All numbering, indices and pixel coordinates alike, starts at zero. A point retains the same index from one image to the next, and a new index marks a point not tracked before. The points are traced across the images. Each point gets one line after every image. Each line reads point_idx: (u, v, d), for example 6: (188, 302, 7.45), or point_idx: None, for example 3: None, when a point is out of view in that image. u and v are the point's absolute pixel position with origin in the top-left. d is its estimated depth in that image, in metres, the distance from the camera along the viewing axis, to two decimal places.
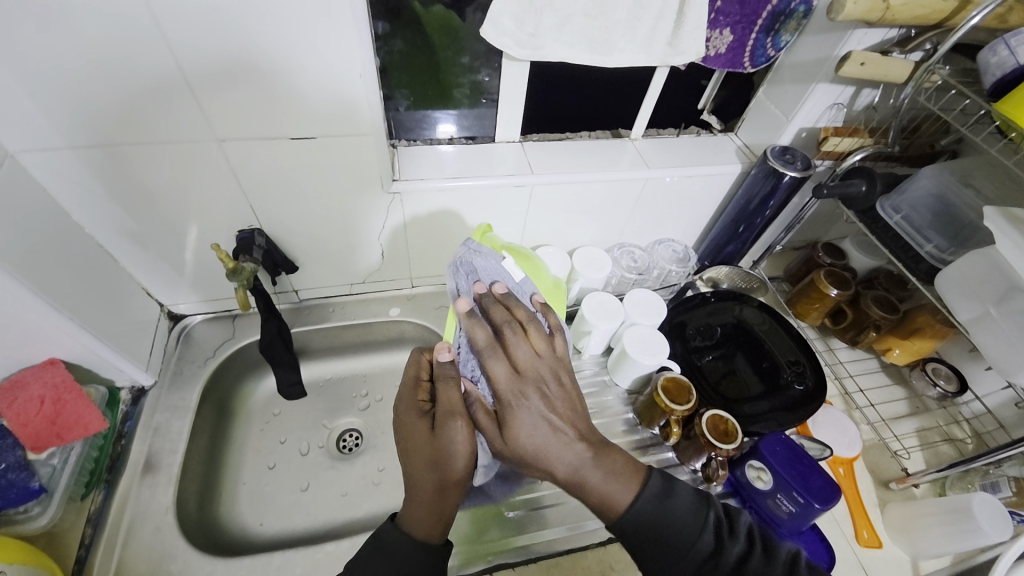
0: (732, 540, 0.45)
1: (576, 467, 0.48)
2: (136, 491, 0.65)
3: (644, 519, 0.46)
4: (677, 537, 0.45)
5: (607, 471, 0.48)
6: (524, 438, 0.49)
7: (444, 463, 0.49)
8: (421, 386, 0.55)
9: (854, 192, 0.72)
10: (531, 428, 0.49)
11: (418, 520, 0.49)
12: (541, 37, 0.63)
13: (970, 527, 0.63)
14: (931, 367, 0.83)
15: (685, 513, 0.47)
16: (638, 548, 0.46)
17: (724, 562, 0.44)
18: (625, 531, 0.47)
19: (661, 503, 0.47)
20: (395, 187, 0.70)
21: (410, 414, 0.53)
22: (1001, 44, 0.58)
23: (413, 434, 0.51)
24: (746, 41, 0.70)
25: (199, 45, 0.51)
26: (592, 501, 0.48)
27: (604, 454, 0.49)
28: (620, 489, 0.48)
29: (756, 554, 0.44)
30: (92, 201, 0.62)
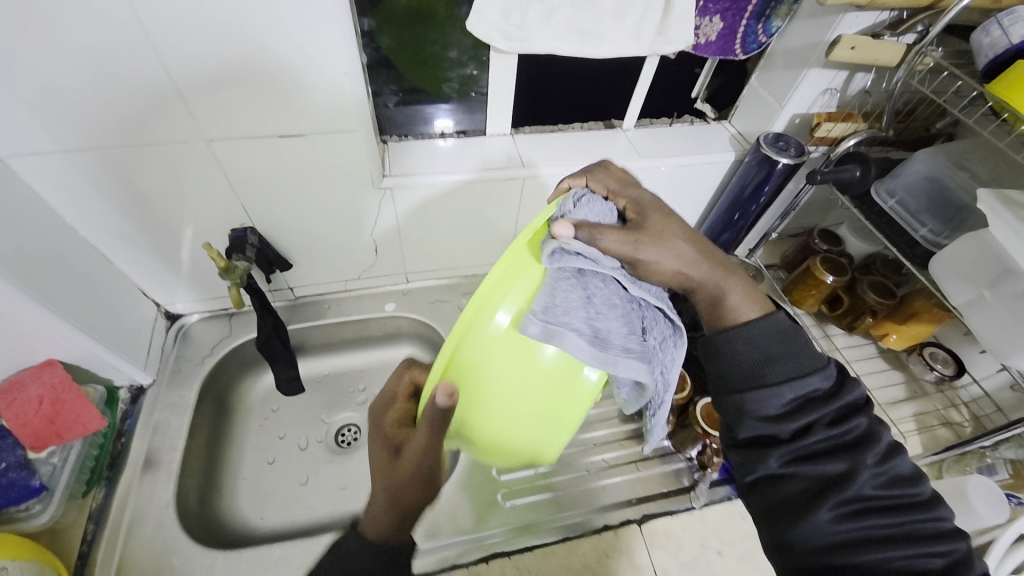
0: (856, 387, 0.44)
1: (705, 270, 0.48)
2: (137, 488, 0.66)
3: (768, 329, 0.46)
4: (791, 363, 0.45)
5: (739, 284, 0.49)
6: (663, 244, 0.46)
7: (396, 486, 0.44)
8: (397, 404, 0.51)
9: (847, 178, 0.71)
10: (674, 237, 0.47)
11: (370, 528, 0.45)
12: (528, 29, 0.62)
13: (965, 509, 0.64)
14: (929, 351, 0.82)
15: (807, 351, 0.46)
16: (746, 360, 0.46)
17: (840, 401, 0.43)
18: (747, 340, 0.46)
19: (785, 329, 0.46)
20: (385, 183, 0.70)
21: (375, 433, 0.49)
22: (994, 25, 0.57)
23: (374, 455, 0.47)
24: (737, 27, 0.70)
25: (183, 45, 0.51)
26: (722, 301, 0.49)
27: (736, 270, 0.50)
28: (746, 303, 0.49)
29: (869, 410, 0.44)
30: (84, 203, 0.62)
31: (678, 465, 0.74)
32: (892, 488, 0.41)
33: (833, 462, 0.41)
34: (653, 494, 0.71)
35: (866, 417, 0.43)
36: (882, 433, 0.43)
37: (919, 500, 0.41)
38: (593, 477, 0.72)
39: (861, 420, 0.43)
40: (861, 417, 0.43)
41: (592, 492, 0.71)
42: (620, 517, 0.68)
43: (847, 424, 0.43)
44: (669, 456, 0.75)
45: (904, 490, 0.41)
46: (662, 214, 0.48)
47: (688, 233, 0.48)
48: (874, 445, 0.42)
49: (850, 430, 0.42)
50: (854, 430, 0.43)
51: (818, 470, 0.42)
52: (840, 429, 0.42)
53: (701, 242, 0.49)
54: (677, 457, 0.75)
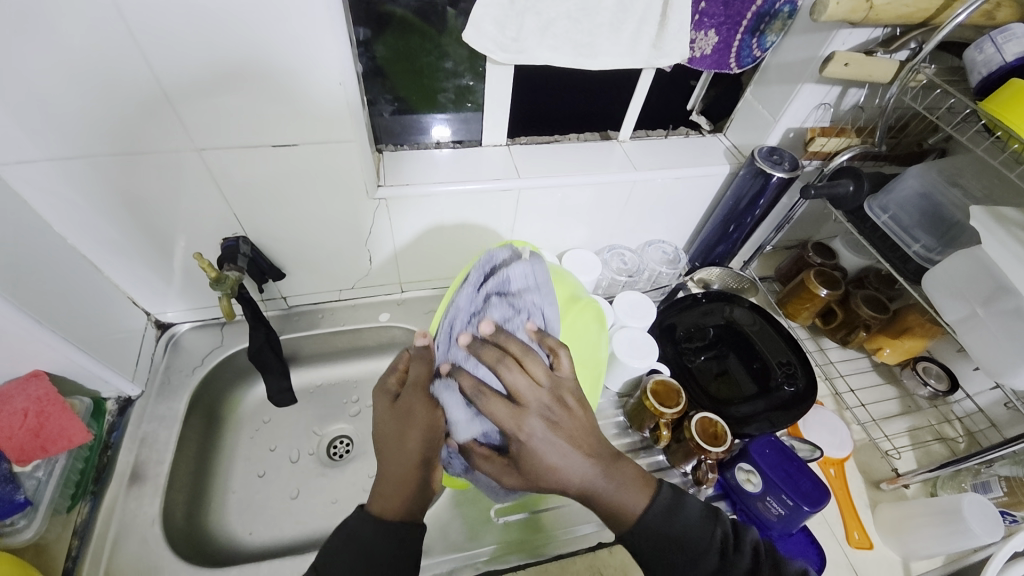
0: (739, 556, 0.45)
1: (593, 476, 0.44)
2: (122, 502, 0.64)
3: (654, 528, 0.45)
4: (682, 551, 0.45)
5: (619, 482, 0.46)
6: (550, 471, 0.44)
7: (406, 434, 0.50)
8: (394, 369, 0.55)
9: (840, 193, 0.72)
10: (561, 457, 0.44)
11: (379, 499, 0.48)
12: (524, 41, 0.62)
13: (960, 528, 0.63)
14: (922, 366, 0.83)
15: (689, 532, 0.46)
16: (644, 556, 0.46)
17: (734, 575, 0.44)
18: (635, 538, 0.45)
19: (671, 510, 0.46)
20: (380, 193, 0.70)
21: (377, 391, 0.53)
22: (988, 43, 0.58)
23: (383, 414, 0.51)
24: (732, 42, 0.70)
25: (176, 55, 0.50)
26: (602, 504, 0.45)
27: (620, 465, 0.46)
28: (636, 496, 0.46)
29: (764, 571, 0.45)
30: (74, 212, 0.62)
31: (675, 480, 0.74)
32: None
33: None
34: None
35: None
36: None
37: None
38: None
39: None
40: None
41: (588, 507, 0.70)
42: (613, 533, 0.68)
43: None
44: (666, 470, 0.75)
45: None
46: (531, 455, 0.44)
47: (579, 441, 0.45)
48: None
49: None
50: None
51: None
52: None
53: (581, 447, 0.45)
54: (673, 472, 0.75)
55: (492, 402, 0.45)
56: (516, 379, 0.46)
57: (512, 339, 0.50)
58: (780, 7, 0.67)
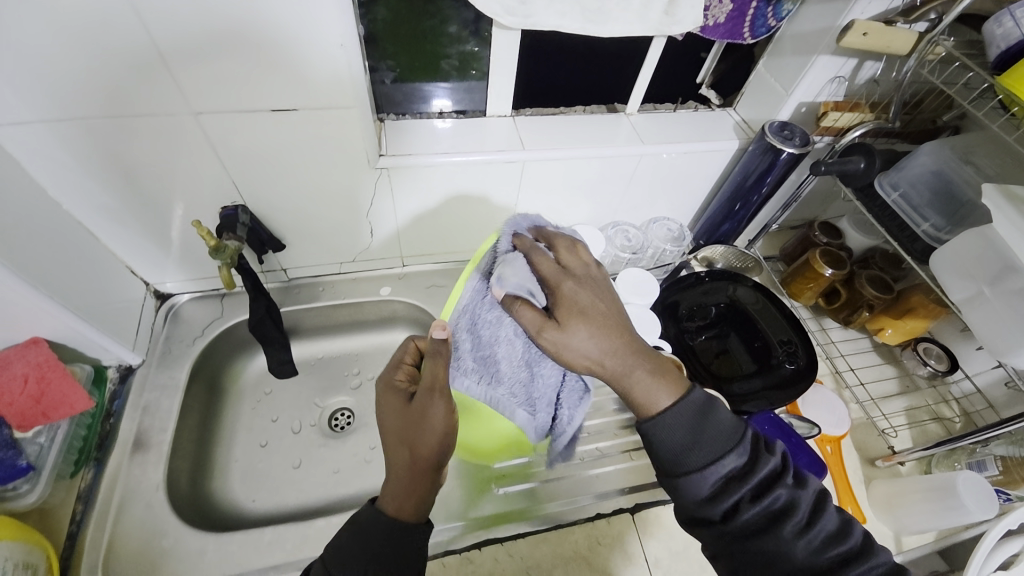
0: (770, 457, 0.44)
1: (619, 356, 0.47)
2: (126, 469, 0.65)
3: (677, 419, 0.44)
4: (707, 443, 0.44)
5: (649, 368, 0.47)
6: (572, 336, 0.47)
7: (417, 436, 0.48)
8: (402, 366, 0.55)
9: (852, 170, 0.69)
10: (583, 329, 0.47)
11: (392, 496, 0.49)
12: (531, 4, 0.60)
13: (953, 504, 0.64)
14: (922, 347, 0.83)
15: (717, 431, 0.44)
16: (664, 450, 0.44)
17: (754, 478, 0.43)
18: (659, 427, 0.45)
19: (697, 412, 0.45)
20: (382, 163, 0.68)
21: (389, 392, 0.52)
22: (1007, 15, 0.56)
23: (392, 413, 0.50)
24: (747, 10, 0.67)
25: (170, 11, 0.48)
26: (630, 394, 0.47)
27: (649, 354, 0.48)
28: (661, 392, 0.46)
29: (788, 477, 0.43)
30: (68, 177, 0.60)
31: None
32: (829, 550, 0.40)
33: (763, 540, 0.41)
34: (645, 484, 0.71)
35: (787, 488, 0.42)
36: (802, 496, 0.43)
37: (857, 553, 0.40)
38: (587, 465, 0.73)
39: (783, 492, 0.42)
40: (781, 488, 0.42)
41: (586, 480, 0.71)
42: (612, 505, 0.69)
43: (768, 499, 0.42)
44: None
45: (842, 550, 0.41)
46: (570, 309, 0.47)
47: (605, 319, 0.48)
48: (794, 515, 0.41)
49: (772, 504, 0.42)
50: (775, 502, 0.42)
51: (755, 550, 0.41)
52: (763, 504, 0.42)
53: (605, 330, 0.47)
54: None
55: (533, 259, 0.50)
56: (539, 262, 0.50)
57: (558, 236, 0.54)
58: None
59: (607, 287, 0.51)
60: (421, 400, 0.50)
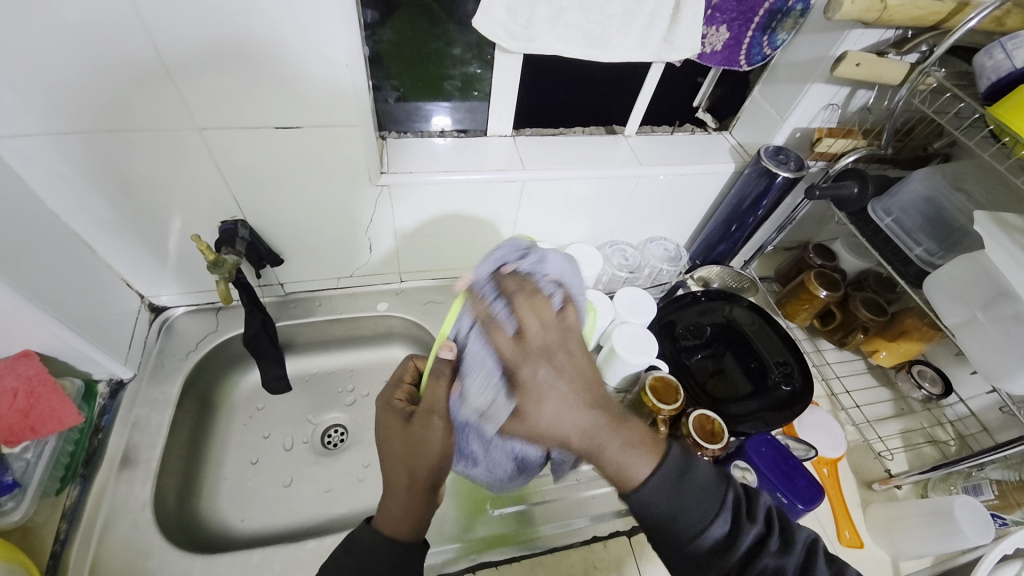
0: (750, 523, 0.44)
1: (596, 433, 0.44)
2: (113, 486, 0.63)
3: (659, 494, 0.44)
4: (692, 516, 0.44)
5: (624, 441, 0.45)
6: (544, 416, 0.43)
7: (417, 456, 0.47)
8: (402, 386, 0.55)
9: (845, 194, 0.71)
10: (555, 403, 0.42)
11: (388, 516, 0.48)
12: (534, 29, 0.61)
13: (951, 529, 0.64)
14: (917, 369, 0.84)
15: (699, 501, 0.44)
16: (651, 522, 0.45)
17: (739, 548, 0.43)
18: (643, 501, 0.45)
19: (678, 480, 0.45)
20: (383, 180, 0.69)
21: (390, 412, 0.51)
22: (998, 48, 0.58)
23: (391, 432, 0.50)
24: (743, 39, 0.69)
25: (179, 30, 0.49)
26: (606, 468, 0.45)
27: (625, 425, 0.46)
28: (638, 462, 0.45)
29: (774, 541, 0.43)
30: (68, 189, 0.60)
31: None
32: None
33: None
34: None
35: (772, 556, 0.42)
36: (790, 562, 0.42)
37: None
38: (582, 486, 0.72)
39: (769, 558, 0.42)
40: (767, 554, 0.42)
41: (581, 501, 0.70)
42: (608, 528, 0.68)
43: (756, 567, 0.42)
44: None
45: None
46: (534, 395, 0.42)
47: (580, 384, 0.44)
48: None
49: (763, 572, 0.42)
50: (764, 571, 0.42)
51: None
52: (752, 575, 0.42)
53: (580, 403, 0.43)
54: None
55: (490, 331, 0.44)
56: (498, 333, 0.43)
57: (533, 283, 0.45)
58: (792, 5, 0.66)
59: (582, 342, 0.45)
60: (420, 418, 0.48)
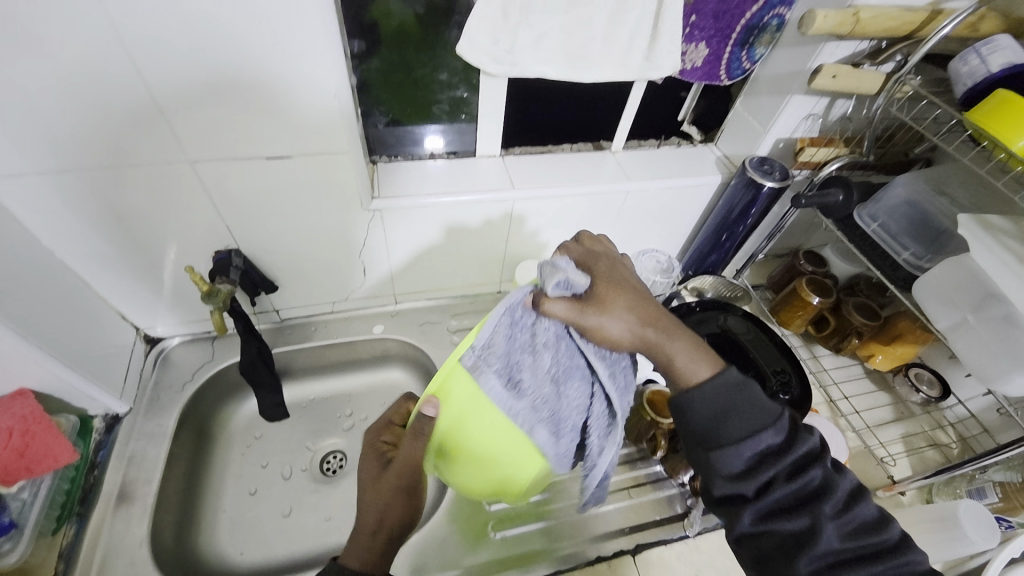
0: (806, 438, 0.45)
1: (663, 338, 0.48)
2: (109, 523, 0.63)
3: (717, 394, 0.46)
4: (744, 421, 0.45)
5: (687, 346, 0.48)
6: (612, 317, 0.46)
7: (386, 509, 0.49)
8: (390, 428, 0.56)
9: (831, 202, 0.72)
10: (625, 307, 0.47)
11: (351, 556, 0.48)
12: (518, 54, 0.63)
13: (957, 535, 0.63)
14: (914, 372, 0.84)
15: (756, 407, 0.46)
16: (700, 422, 0.46)
17: (789, 458, 0.44)
18: (697, 401, 0.46)
19: (737, 386, 0.47)
20: (374, 205, 0.70)
21: (370, 458, 0.54)
22: (973, 54, 0.61)
23: (368, 476, 0.52)
24: (722, 55, 0.71)
25: (170, 69, 0.50)
26: (668, 367, 0.48)
27: (687, 333, 0.49)
28: (701, 367, 0.48)
29: (824, 460, 0.44)
30: (63, 227, 0.61)
31: (671, 491, 0.73)
32: (856, 538, 0.42)
33: (796, 517, 0.42)
34: (645, 522, 0.70)
35: (821, 470, 0.44)
36: (840, 481, 0.44)
37: (891, 545, 0.42)
38: (585, 505, 0.71)
39: (817, 472, 0.43)
40: (817, 468, 0.44)
41: (585, 520, 0.70)
42: (612, 547, 0.67)
43: (805, 477, 0.43)
44: (663, 481, 0.74)
45: (869, 540, 0.42)
46: (611, 293, 0.47)
47: (644, 296, 0.49)
48: (830, 496, 0.43)
49: (810, 482, 0.43)
50: (810, 482, 0.43)
51: (783, 528, 0.42)
52: (797, 484, 0.43)
53: (642, 305, 0.48)
54: (671, 482, 0.74)
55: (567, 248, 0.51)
56: (570, 247, 0.51)
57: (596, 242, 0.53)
58: (768, 20, 0.68)
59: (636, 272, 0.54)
60: (394, 475, 0.50)
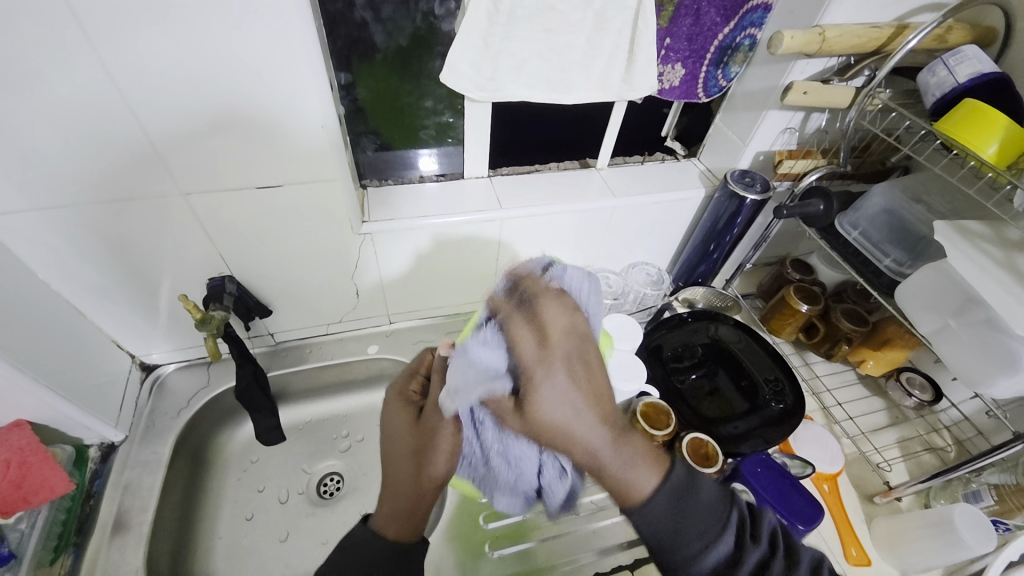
0: (754, 543, 0.44)
1: (605, 450, 0.44)
2: (105, 553, 0.62)
3: (661, 509, 0.45)
4: (691, 536, 0.44)
5: (628, 457, 0.45)
6: (548, 426, 0.42)
7: (413, 455, 0.51)
8: (416, 377, 0.60)
9: (812, 212, 0.74)
10: (563, 416, 0.42)
11: (386, 512, 0.50)
12: (500, 80, 0.65)
13: (954, 540, 0.63)
14: (905, 376, 0.84)
15: (702, 517, 0.45)
16: (651, 540, 0.45)
17: (743, 569, 0.43)
18: (645, 519, 0.45)
19: (682, 495, 0.46)
20: (365, 229, 0.71)
21: (403, 405, 0.57)
22: (940, 66, 0.63)
23: (398, 425, 0.55)
24: (698, 73, 0.74)
25: (161, 106, 0.52)
26: (610, 483, 0.46)
27: (633, 442, 0.46)
28: (645, 476, 0.45)
29: (776, 562, 0.43)
30: (59, 259, 0.62)
31: None
32: None
33: None
34: None
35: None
36: None
37: None
38: (582, 520, 0.71)
39: None
40: None
41: (583, 536, 0.69)
42: (610, 562, 0.67)
43: None
44: None
45: None
46: (547, 405, 0.42)
47: (592, 401, 0.43)
48: None
49: None
50: None
51: None
52: None
53: (586, 413, 0.43)
54: None
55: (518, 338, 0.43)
56: (520, 333, 0.43)
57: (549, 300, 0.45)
58: (740, 40, 0.71)
59: (596, 349, 0.45)
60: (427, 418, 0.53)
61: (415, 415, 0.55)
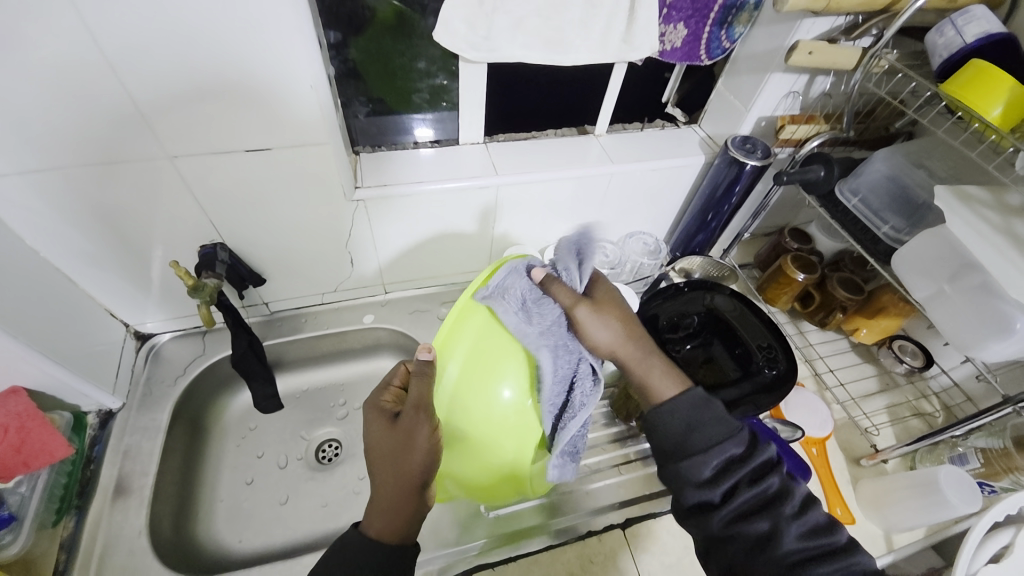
0: (766, 447, 0.49)
1: (634, 353, 0.54)
2: (107, 516, 0.63)
3: (680, 413, 0.50)
4: (708, 435, 0.49)
5: (658, 365, 0.54)
6: (593, 337, 0.53)
7: (397, 460, 0.48)
8: (390, 389, 0.56)
9: (813, 177, 0.73)
10: (602, 331, 0.53)
11: (374, 518, 0.49)
12: (495, 40, 0.63)
13: (938, 499, 0.65)
14: (898, 344, 0.86)
15: (716, 425, 0.49)
16: (670, 438, 0.50)
17: (750, 467, 0.48)
18: (664, 418, 0.50)
19: (703, 402, 0.51)
20: (358, 195, 0.70)
21: (374, 415, 0.52)
22: (948, 26, 0.61)
23: (375, 434, 0.51)
24: (701, 34, 0.71)
25: (139, 63, 0.50)
26: (640, 383, 0.54)
27: (657, 354, 0.55)
28: (668, 384, 0.53)
29: (780, 467, 0.49)
30: (43, 225, 0.61)
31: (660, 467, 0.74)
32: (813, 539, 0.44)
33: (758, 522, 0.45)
34: (638, 496, 0.71)
35: (779, 476, 0.48)
36: (796, 487, 0.48)
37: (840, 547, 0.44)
38: (577, 483, 0.72)
39: (775, 480, 0.47)
40: (774, 476, 0.48)
41: (577, 498, 0.71)
42: (603, 522, 0.68)
43: (765, 483, 0.47)
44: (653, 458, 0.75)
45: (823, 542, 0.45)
46: (595, 317, 0.53)
47: (623, 324, 0.54)
48: (786, 501, 0.46)
49: (768, 488, 0.47)
50: (769, 488, 0.47)
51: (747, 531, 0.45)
52: (759, 490, 0.47)
53: (621, 323, 0.55)
54: None
55: (555, 288, 0.53)
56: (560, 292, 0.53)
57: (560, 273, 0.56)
58: None
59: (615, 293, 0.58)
60: (404, 422, 0.49)
61: (391, 420, 0.51)
